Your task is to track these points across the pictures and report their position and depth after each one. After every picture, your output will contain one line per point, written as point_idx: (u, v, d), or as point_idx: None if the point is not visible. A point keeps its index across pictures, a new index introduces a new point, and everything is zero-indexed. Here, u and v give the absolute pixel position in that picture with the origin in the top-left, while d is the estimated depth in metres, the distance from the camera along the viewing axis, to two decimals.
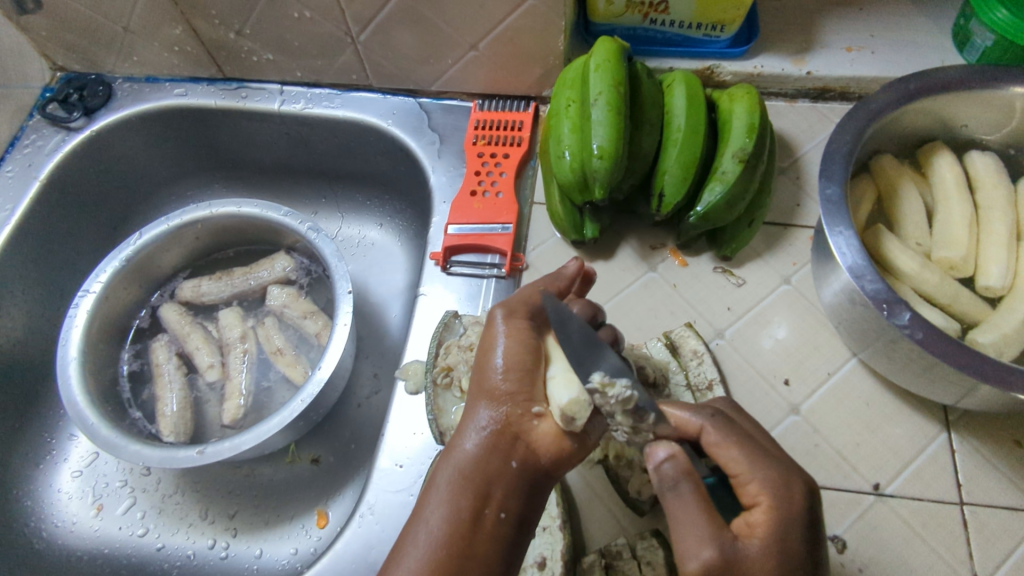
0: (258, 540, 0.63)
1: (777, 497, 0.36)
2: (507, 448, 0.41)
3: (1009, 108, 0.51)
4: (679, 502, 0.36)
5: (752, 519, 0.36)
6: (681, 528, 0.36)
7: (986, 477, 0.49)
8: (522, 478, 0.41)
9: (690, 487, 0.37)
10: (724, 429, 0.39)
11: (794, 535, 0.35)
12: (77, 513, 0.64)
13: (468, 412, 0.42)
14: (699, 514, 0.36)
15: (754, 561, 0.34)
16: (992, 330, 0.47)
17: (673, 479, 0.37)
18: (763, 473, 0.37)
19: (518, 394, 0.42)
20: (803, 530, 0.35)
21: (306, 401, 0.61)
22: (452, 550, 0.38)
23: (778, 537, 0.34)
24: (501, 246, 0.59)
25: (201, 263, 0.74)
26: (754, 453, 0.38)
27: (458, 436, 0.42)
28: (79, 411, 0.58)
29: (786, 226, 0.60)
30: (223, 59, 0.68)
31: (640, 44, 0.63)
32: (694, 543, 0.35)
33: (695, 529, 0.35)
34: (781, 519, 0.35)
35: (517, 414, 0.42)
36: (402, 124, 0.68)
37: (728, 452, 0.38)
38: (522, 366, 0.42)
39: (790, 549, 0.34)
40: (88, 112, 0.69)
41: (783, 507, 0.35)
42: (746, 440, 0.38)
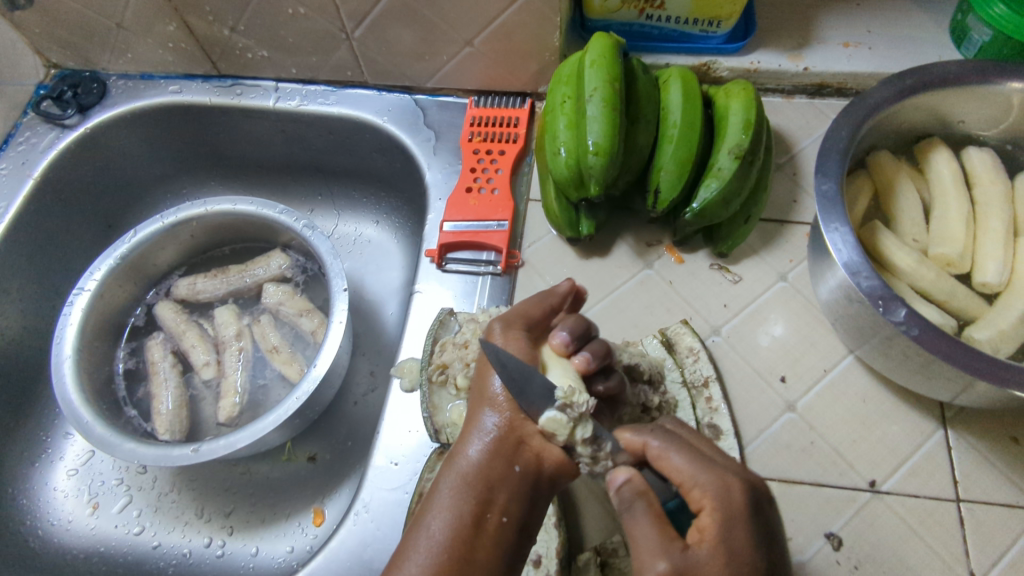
0: (255, 538, 0.63)
1: (717, 498, 0.36)
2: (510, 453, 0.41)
3: (1006, 103, 0.51)
4: (633, 523, 0.36)
5: (700, 525, 0.35)
6: (638, 547, 0.36)
7: (983, 473, 0.49)
8: (525, 483, 0.40)
9: (644, 507, 0.37)
10: (667, 440, 0.39)
11: (740, 533, 0.35)
12: (73, 511, 0.64)
13: (472, 418, 0.42)
14: (652, 533, 0.35)
15: (707, 565, 0.34)
16: (987, 327, 0.47)
17: (628, 500, 0.37)
18: (706, 475, 0.37)
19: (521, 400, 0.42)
20: (749, 528, 0.35)
21: (302, 399, 0.61)
22: (454, 554, 0.38)
23: (721, 538, 0.34)
24: (497, 243, 0.59)
25: (197, 260, 0.74)
26: (694, 458, 0.38)
27: (460, 443, 0.42)
28: (74, 409, 0.58)
29: (783, 222, 0.59)
30: (217, 55, 0.68)
31: (636, 40, 0.63)
32: (648, 561, 0.34)
33: (647, 545, 0.35)
34: (726, 520, 0.35)
35: (521, 418, 0.41)
36: (397, 121, 0.68)
37: (670, 461, 0.38)
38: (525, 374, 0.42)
39: (738, 547, 0.34)
40: (83, 109, 0.69)
41: (725, 507, 0.35)
42: (687, 446, 0.39)
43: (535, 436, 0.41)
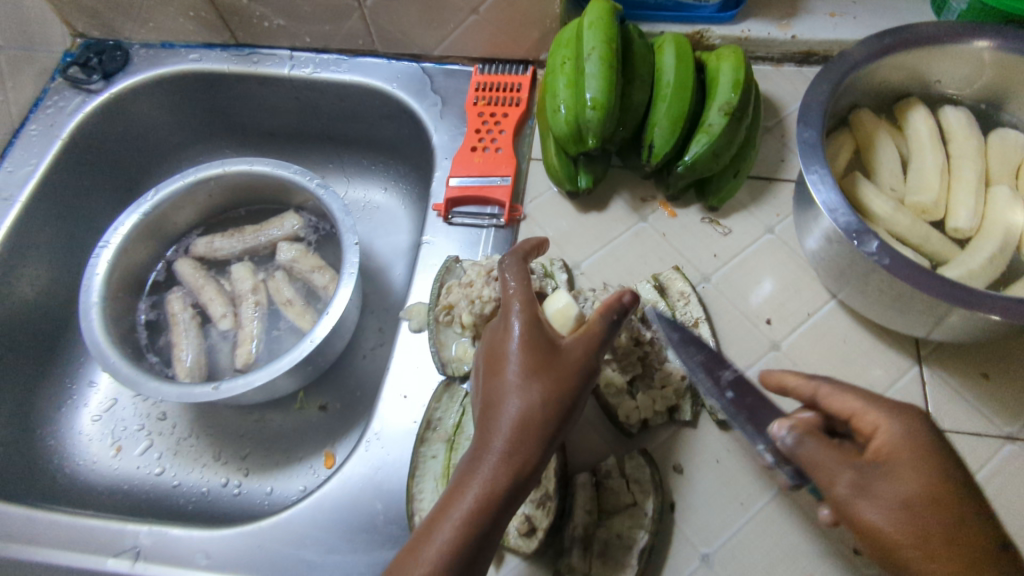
0: (269, 478, 0.66)
1: (902, 421, 0.40)
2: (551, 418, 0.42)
3: (978, 62, 0.55)
4: (810, 454, 0.39)
5: (882, 444, 0.39)
6: (819, 472, 0.39)
7: (954, 406, 0.52)
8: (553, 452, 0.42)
9: (815, 441, 0.40)
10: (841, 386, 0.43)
11: (933, 454, 0.38)
12: (97, 453, 0.68)
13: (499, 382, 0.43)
14: (838, 454, 0.39)
15: (899, 473, 0.37)
16: (958, 267, 0.50)
17: (795, 441, 0.40)
18: (881, 405, 0.41)
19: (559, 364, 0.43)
20: (942, 452, 0.38)
21: (315, 342, 0.64)
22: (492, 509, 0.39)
23: (916, 449, 0.38)
24: (500, 197, 0.62)
25: (215, 221, 0.77)
26: (863, 394, 0.42)
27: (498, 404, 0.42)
28: (101, 350, 0.62)
29: (771, 180, 0.63)
30: (236, 25, 0.71)
31: (632, 9, 0.66)
32: (829, 479, 0.38)
33: (830, 467, 0.38)
34: (915, 443, 0.38)
35: None
36: (406, 87, 0.72)
37: (840, 398, 0.42)
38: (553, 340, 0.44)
39: (923, 458, 0.38)
40: (107, 76, 0.73)
41: (910, 431, 0.39)
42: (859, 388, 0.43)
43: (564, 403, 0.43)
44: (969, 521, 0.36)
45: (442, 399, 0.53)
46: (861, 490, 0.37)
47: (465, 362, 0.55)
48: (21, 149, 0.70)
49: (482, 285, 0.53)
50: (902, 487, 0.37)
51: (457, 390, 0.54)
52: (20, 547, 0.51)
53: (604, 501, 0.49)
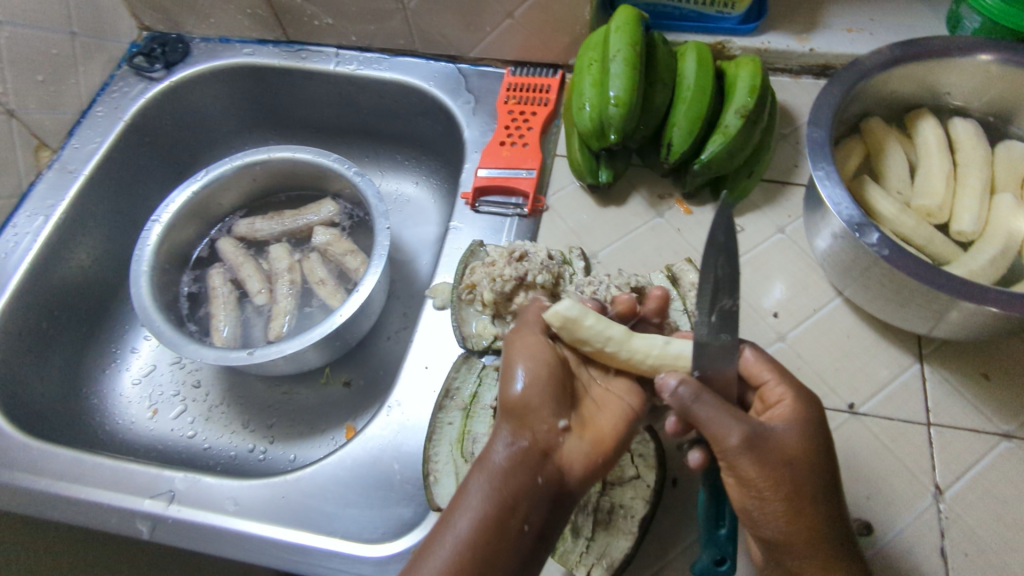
0: (293, 447, 0.70)
1: (799, 400, 0.45)
2: (536, 464, 0.43)
3: (987, 75, 0.57)
4: (708, 408, 0.42)
5: (779, 414, 0.45)
6: (717, 423, 0.42)
7: (953, 402, 0.54)
8: (550, 497, 0.43)
9: (711, 396, 0.43)
10: (767, 358, 0.48)
11: (814, 431, 0.44)
12: (136, 414, 0.72)
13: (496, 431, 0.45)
14: (727, 409, 0.43)
15: (781, 435, 0.43)
16: (960, 267, 0.53)
17: (693, 394, 0.43)
18: (791, 382, 0.46)
19: (546, 409, 0.45)
20: (819, 429, 0.44)
21: (343, 317, 0.68)
22: (473, 545, 0.40)
23: (802, 421, 0.44)
24: (525, 188, 0.66)
25: (256, 205, 0.82)
26: (784, 373, 0.47)
27: (489, 450, 0.44)
28: (148, 314, 0.67)
29: (784, 183, 0.66)
30: (288, 22, 0.77)
31: (659, 19, 0.70)
32: (724, 430, 0.42)
33: (730, 420, 0.42)
34: (800, 418, 0.44)
35: (545, 431, 0.45)
36: (442, 86, 0.76)
37: (757, 369, 0.48)
38: (547, 379, 0.46)
39: (813, 428, 0.44)
40: (169, 65, 0.79)
41: (799, 411, 0.45)
42: (776, 363, 0.48)
43: (559, 448, 0.44)
44: (825, 488, 0.42)
45: (461, 369, 0.56)
46: (750, 444, 0.41)
47: (484, 338, 0.58)
48: (87, 128, 0.76)
49: (504, 265, 0.57)
50: (786, 448, 0.42)
51: (475, 362, 0.57)
52: (66, 485, 0.55)
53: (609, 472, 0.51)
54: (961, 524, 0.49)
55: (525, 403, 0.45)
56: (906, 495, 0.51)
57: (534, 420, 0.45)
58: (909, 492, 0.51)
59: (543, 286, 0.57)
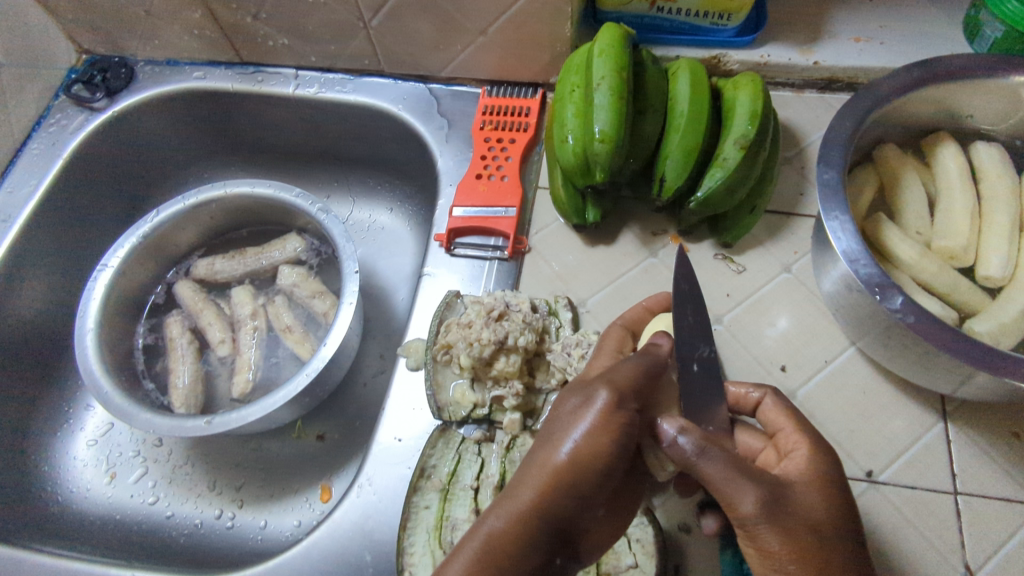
0: (263, 511, 0.64)
1: (819, 452, 0.41)
2: (554, 544, 0.37)
3: (1015, 96, 0.52)
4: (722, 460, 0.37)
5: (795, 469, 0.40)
6: (731, 484, 0.37)
7: (981, 467, 0.49)
8: (559, 574, 0.37)
9: (718, 451, 0.38)
10: (791, 409, 0.44)
11: (834, 489, 0.39)
12: (91, 480, 0.67)
13: (511, 486, 0.38)
14: (739, 467, 0.37)
15: (802, 497, 0.38)
16: (989, 320, 0.47)
17: (697, 446, 0.38)
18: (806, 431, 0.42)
19: (588, 491, 0.37)
20: (842, 487, 0.39)
21: (310, 375, 0.61)
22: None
23: (823, 478, 0.39)
24: (504, 229, 0.60)
25: (216, 242, 0.76)
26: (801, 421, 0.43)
27: (496, 505, 0.38)
28: (95, 378, 0.61)
29: (789, 215, 0.60)
30: (240, 43, 0.70)
31: (647, 33, 0.64)
32: (738, 492, 0.37)
33: (743, 481, 0.37)
34: (821, 475, 0.39)
35: (577, 513, 0.37)
36: (412, 109, 0.70)
37: (776, 416, 0.44)
38: (598, 460, 0.37)
39: (833, 487, 0.39)
40: (111, 93, 0.72)
41: (818, 467, 0.40)
42: (796, 411, 0.44)
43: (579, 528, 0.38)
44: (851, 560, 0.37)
45: (437, 445, 0.51)
46: (769, 509, 0.36)
47: (462, 406, 0.53)
48: (23, 167, 0.69)
49: (481, 328, 0.51)
50: (808, 512, 0.37)
51: (452, 436, 0.52)
52: None
53: (603, 561, 0.46)
54: None
55: (566, 478, 0.37)
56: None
57: (571, 502, 0.37)
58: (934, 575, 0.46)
59: (525, 348, 0.52)
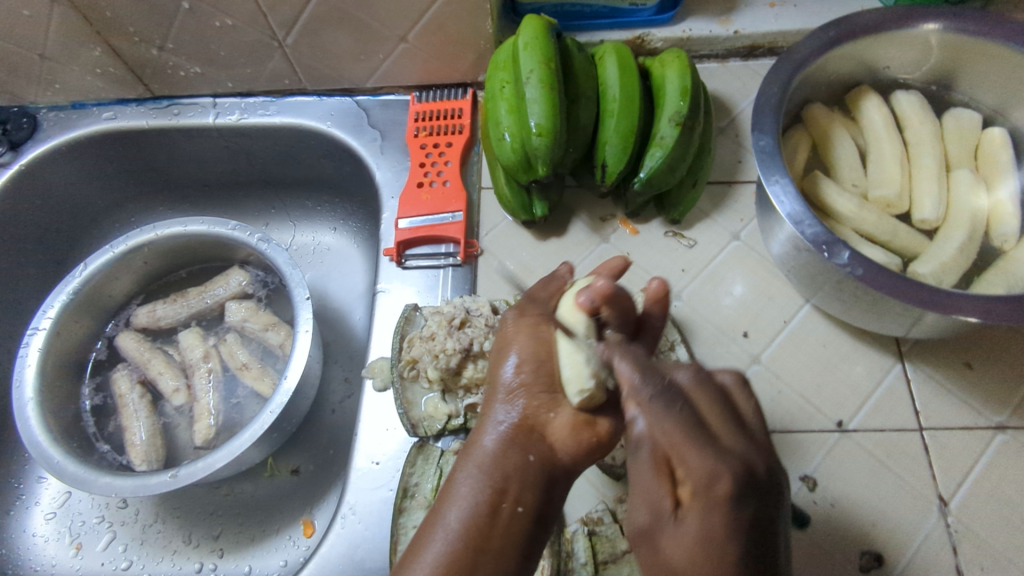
0: (246, 557, 0.61)
1: (703, 493, 0.32)
2: (523, 441, 0.41)
3: (925, 44, 0.54)
4: (632, 467, 0.36)
5: (685, 499, 0.33)
6: (634, 489, 0.36)
7: (942, 401, 0.51)
8: (540, 470, 0.40)
9: (648, 454, 0.35)
10: (667, 427, 0.34)
11: (712, 544, 0.32)
12: (56, 555, 0.63)
13: (485, 413, 0.43)
14: (647, 479, 0.35)
15: (677, 541, 0.33)
16: (931, 262, 0.48)
17: (635, 439, 0.36)
18: (696, 458, 0.33)
19: (543, 388, 0.42)
20: (730, 541, 0.32)
21: (276, 412, 0.58)
22: (467, 543, 0.37)
23: (709, 528, 0.32)
24: (454, 234, 0.60)
25: (154, 287, 0.72)
26: (694, 438, 0.34)
27: (475, 435, 0.42)
28: (43, 450, 0.57)
29: (730, 183, 0.61)
30: (149, 77, 0.67)
31: (569, 20, 0.64)
32: (636, 504, 0.36)
33: (642, 496, 0.35)
34: (702, 530, 0.32)
35: (536, 408, 0.42)
36: (341, 125, 0.68)
37: (660, 426, 0.34)
38: (541, 357, 0.43)
39: (715, 538, 0.32)
40: (15, 146, 0.67)
41: (704, 520, 0.32)
42: (676, 430, 0.34)
43: (548, 424, 0.42)
44: None
45: (417, 463, 0.50)
46: (647, 533, 0.35)
47: (437, 419, 0.52)
48: None
49: (444, 338, 0.51)
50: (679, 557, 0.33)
51: (431, 450, 0.51)
52: None
53: (599, 550, 0.46)
54: (971, 537, 0.46)
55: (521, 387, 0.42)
56: (911, 515, 0.47)
57: (535, 403, 0.42)
58: (913, 512, 0.47)
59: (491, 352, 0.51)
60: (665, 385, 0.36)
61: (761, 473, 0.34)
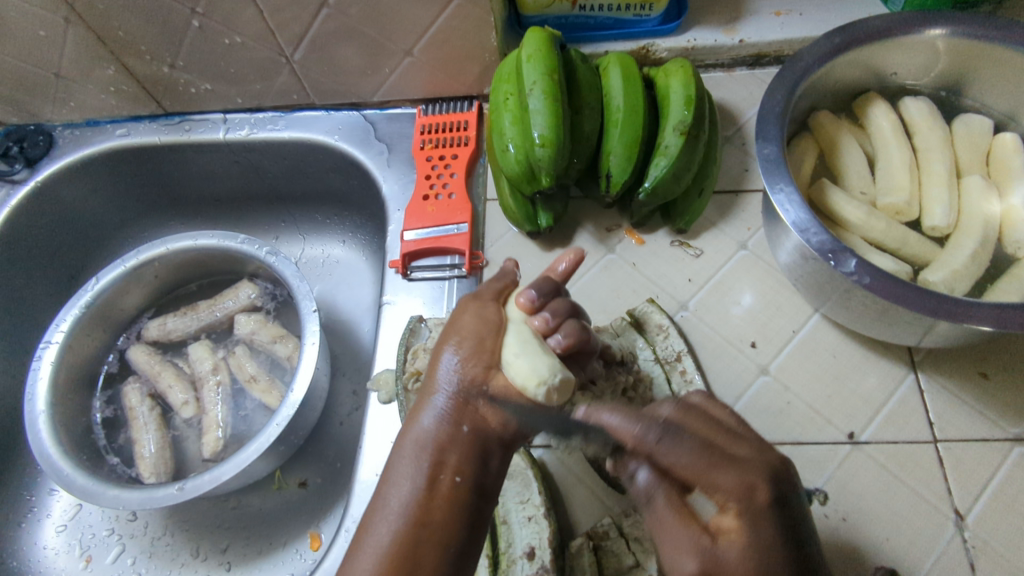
0: (253, 570, 0.61)
1: (746, 514, 0.31)
2: (457, 413, 0.41)
3: (933, 50, 0.53)
4: (656, 516, 0.33)
5: (720, 521, 0.32)
6: (665, 545, 0.33)
7: (957, 412, 0.50)
8: (475, 442, 0.40)
9: (664, 501, 0.33)
10: (683, 460, 0.33)
11: (777, 549, 0.30)
12: (66, 567, 0.63)
13: (425, 389, 0.42)
14: (673, 527, 0.32)
15: (733, 567, 0.30)
16: (942, 269, 0.47)
17: (647, 491, 0.34)
18: (723, 476, 0.32)
19: (478, 359, 0.42)
20: (782, 547, 0.31)
21: (282, 424, 0.58)
22: (409, 520, 0.38)
23: (751, 538, 0.31)
24: (459, 246, 0.60)
25: (165, 300, 0.73)
26: (705, 455, 0.33)
27: (415, 413, 0.42)
28: (53, 463, 0.57)
29: (737, 192, 0.61)
30: (161, 94, 0.68)
31: (573, 32, 0.64)
32: (676, 561, 0.32)
33: (672, 543, 0.32)
34: (759, 547, 0.30)
35: (470, 382, 0.41)
36: (348, 138, 0.68)
37: (672, 454, 0.33)
38: (478, 335, 0.42)
39: (766, 546, 0.30)
40: (31, 163, 0.68)
41: (757, 545, 0.30)
42: (701, 448, 0.33)
43: (481, 397, 0.41)
44: None
45: None
46: None
47: None
48: None
49: None
50: None
51: None
52: None
53: (605, 565, 0.45)
54: (989, 552, 0.45)
55: (458, 363, 0.42)
56: (927, 529, 0.46)
57: (468, 375, 0.41)
58: (928, 526, 0.46)
59: None
60: (665, 423, 0.35)
61: (782, 478, 0.33)
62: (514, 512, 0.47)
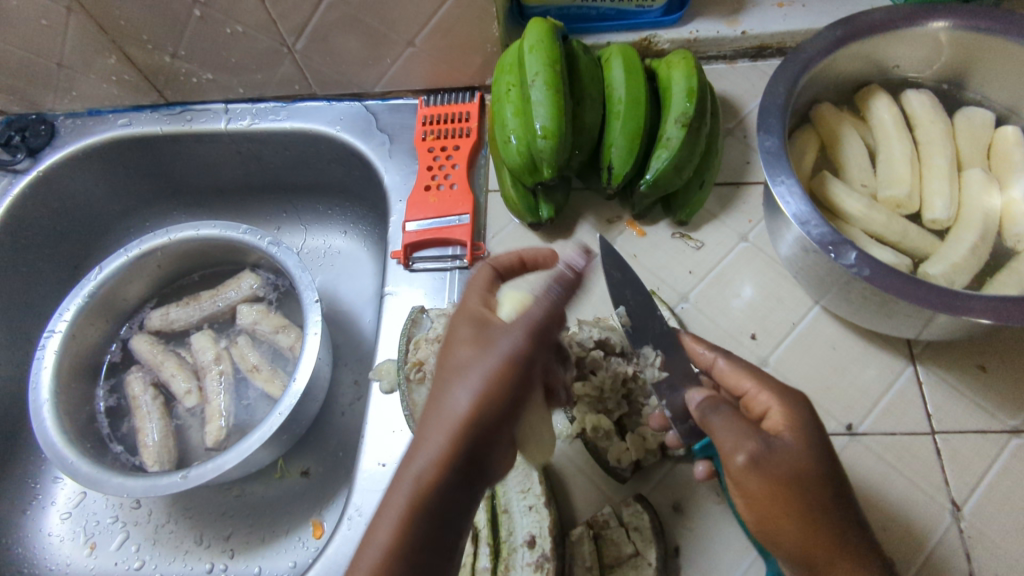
0: (256, 557, 0.62)
1: (808, 414, 0.40)
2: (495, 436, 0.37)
3: (936, 42, 0.53)
4: (719, 418, 0.40)
5: (775, 422, 0.41)
6: (721, 437, 0.39)
7: (954, 404, 0.50)
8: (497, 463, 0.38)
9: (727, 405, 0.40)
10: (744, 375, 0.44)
11: (818, 440, 0.39)
12: (71, 554, 0.63)
13: (451, 391, 0.36)
14: (738, 423, 0.39)
15: (789, 447, 0.38)
16: (941, 262, 0.48)
17: (709, 403, 0.41)
18: (788, 389, 0.42)
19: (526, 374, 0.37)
20: (826, 443, 0.39)
21: (284, 413, 0.59)
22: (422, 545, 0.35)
23: (805, 432, 0.40)
24: (460, 237, 0.60)
25: (168, 290, 0.73)
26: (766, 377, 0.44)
27: (440, 416, 0.36)
28: (58, 451, 0.58)
29: (738, 184, 0.61)
30: (163, 84, 0.68)
31: (575, 23, 0.64)
32: (732, 444, 0.38)
33: (730, 430, 0.39)
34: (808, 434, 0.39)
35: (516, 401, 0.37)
36: (350, 129, 0.68)
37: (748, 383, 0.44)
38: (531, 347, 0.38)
39: (814, 437, 0.39)
40: (33, 152, 0.69)
41: (808, 433, 0.39)
42: (754, 369, 0.44)
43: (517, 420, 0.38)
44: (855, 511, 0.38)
45: None
46: (759, 459, 0.37)
47: None
48: None
49: None
50: (799, 458, 0.38)
51: None
52: None
53: (605, 554, 0.46)
54: (984, 542, 0.46)
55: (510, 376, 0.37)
56: (923, 520, 0.47)
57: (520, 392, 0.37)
58: (924, 517, 0.47)
59: None
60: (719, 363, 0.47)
61: None
62: (515, 500, 0.48)
